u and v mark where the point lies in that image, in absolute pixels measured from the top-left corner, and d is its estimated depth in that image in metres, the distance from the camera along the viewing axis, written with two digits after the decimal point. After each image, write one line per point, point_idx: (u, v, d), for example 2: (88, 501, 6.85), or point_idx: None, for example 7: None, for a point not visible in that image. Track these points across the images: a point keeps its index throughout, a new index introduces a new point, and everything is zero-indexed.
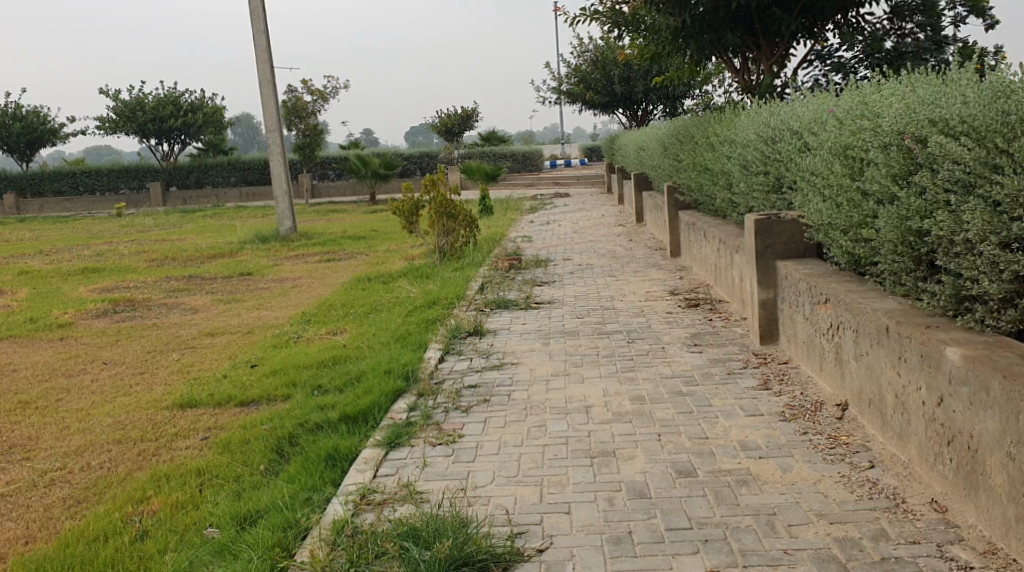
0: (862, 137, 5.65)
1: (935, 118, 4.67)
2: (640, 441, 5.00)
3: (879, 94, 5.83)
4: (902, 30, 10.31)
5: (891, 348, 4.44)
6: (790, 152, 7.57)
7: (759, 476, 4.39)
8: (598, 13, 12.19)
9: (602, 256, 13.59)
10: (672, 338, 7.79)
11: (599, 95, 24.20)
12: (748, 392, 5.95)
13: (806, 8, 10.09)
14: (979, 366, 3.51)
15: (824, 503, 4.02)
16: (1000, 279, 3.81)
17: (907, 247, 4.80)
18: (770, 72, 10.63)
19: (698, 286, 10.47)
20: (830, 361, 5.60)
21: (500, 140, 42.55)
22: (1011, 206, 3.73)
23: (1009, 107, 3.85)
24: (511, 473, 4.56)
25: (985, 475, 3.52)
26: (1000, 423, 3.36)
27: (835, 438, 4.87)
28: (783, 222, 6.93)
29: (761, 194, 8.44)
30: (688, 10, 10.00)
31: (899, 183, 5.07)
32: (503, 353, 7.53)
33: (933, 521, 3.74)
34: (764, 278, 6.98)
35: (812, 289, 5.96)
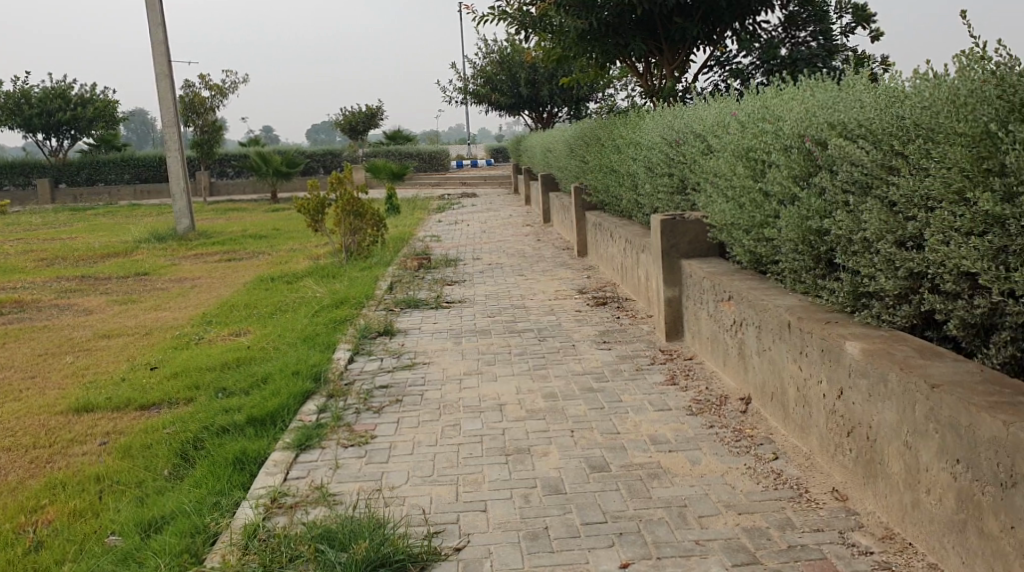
0: (764, 139, 5.84)
1: (833, 121, 4.86)
2: (553, 438, 5.06)
3: (780, 98, 6.03)
4: (796, 39, 10.65)
5: (793, 344, 4.59)
6: (693, 154, 7.76)
7: (669, 469, 4.49)
8: (505, 14, 12.25)
9: (510, 256, 13.67)
10: (582, 336, 7.90)
11: (505, 97, 24.33)
12: (656, 388, 6.08)
13: (706, 14, 10.35)
14: (878, 360, 3.65)
15: (732, 494, 4.14)
16: (896, 276, 3.98)
17: (808, 245, 4.98)
18: (672, 76, 10.89)
19: (605, 285, 10.62)
20: (734, 358, 5.77)
21: (406, 140, 42.33)
22: (906, 206, 3.89)
23: (904, 111, 4.03)
24: (426, 472, 4.56)
25: (884, 464, 3.67)
26: (898, 414, 3.49)
27: (739, 431, 5.03)
28: (688, 222, 7.10)
29: (666, 196, 8.63)
30: (594, 13, 10.14)
31: (799, 185, 5.25)
32: (413, 353, 7.51)
33: (835, 509, 3.89)
34: (670, 277, 7.14)
35: (715, 288, 6.13)
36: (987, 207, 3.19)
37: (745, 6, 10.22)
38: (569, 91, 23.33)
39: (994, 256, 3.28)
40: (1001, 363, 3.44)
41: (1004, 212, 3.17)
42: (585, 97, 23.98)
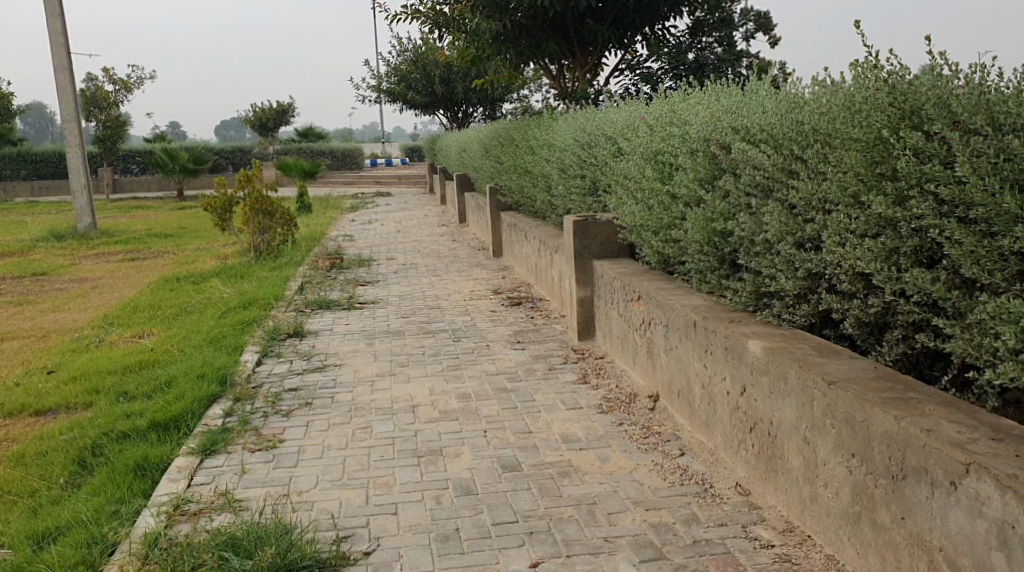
0: (671, 143, 5.96)
1: (737, 126, 4.99)
2: (466, 439, 5.06)
3: (687, 103, 6.16)
4: (702, 44, 10.87)
5: (698, 343, 4.69)
6: (604, 156, 7.85)
7: (579, 467, 4.55)
8: (418, 13, 12.20)
9: (425, 256, 13.63)
10: (495, 336, 7.92)
11: (419, 95, 24.22)
12: (568, 387, 6.14)
13: (617, 19, 10.48)
14: (778, 358, 3.76)
15: (640, 491, 4.21)
16: (795, 276, 4.10)
17: (713, 246, 5.10)
18: (585, 79, 11.01)
19: (520, 285, 10.68)
20: (642, 356, 5.87)
21: (319, 137, 41.81)
22: (805, 209, 4.01)
23: (803, 117, 4.15)
24: (336, 476, 4.51)
25: (784, 459, 3.78)
26: (797, 410, 3.59)
27: (648, 429, 5.12)
28: (599, 223, 7.18)
29: (578, 197, 8.72)
30: (508, 14, 10.16)
31: (705, 187, 5.37)
32: (325, 354, 7.42)
33: (738, 504, 4.00)
34: (582, 277, 7.21)
35: (625, 288, 6.22)
36: (880, 210, 3.30)
37: (655, 12, 10.39)
38: (484, 91, 23.37)
39: (886, 258, 3.40)
40: (894, 360, 3.56)
41: (896, 215, 3.28)
42: (500, 98, 24.06)
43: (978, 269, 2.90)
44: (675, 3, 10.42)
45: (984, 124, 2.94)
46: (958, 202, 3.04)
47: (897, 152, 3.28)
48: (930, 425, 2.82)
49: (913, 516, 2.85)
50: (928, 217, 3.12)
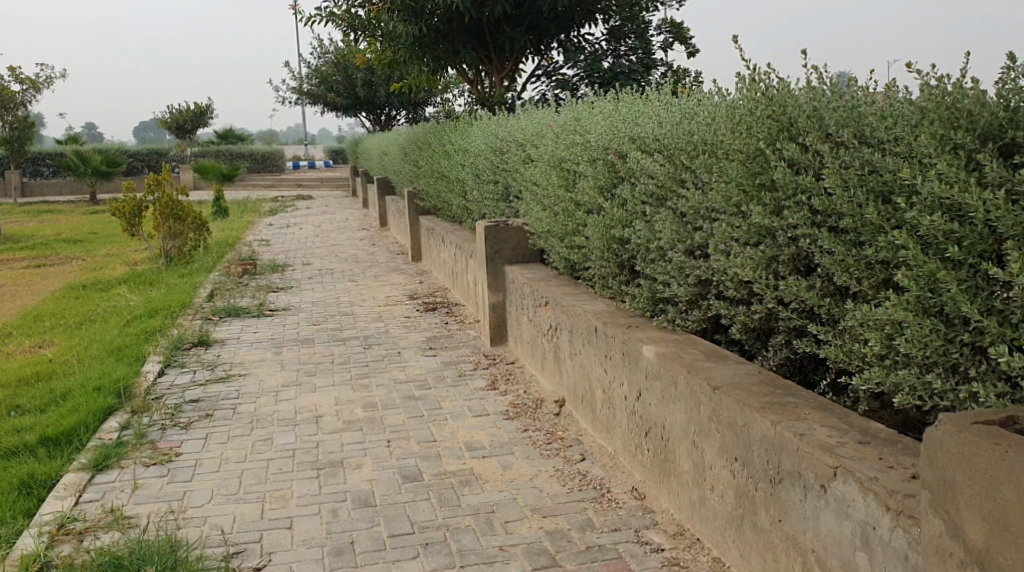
0: (574, 150, 6.02)
1: (635, 136, 5.09)
2: (369, 449, 5.02)
3: (591, 112, 6.24)
4: (617, 52, 11.02)
5: (599, 348, 4.75)
6: (514, 162, 7.88)
7: (480, 475, 4.55)
8: (333, 16, 12.06)
9: (343, 261, 13.51)
10: (408, 343, 7.89)
11: (341, 97, 23.98)
12: (476, 393, 6.15)
13: (532, 25, 10.54)
14: (669, 363, 3.82)
15: (538, 498, 4.24)
16: (687, 282, 4.19)
17: (612, 253, 5.18)
18: (502, 85, 11.05)
19: (436, 290, 10.66)
20: (550, 361, 5.91)
21: (239, 139, 41.07)
22: (695, 217, 4.11)
23: (693, 127, 4.26)
24: (231, 490, 4.43)
25: (676, 463, 3.85)
26: (687, 414, 3.66)
27: (552, 434, 5.16)
28: (510, 228, 7.18)
29: (492, 203, 8.74)
30: (423, 18, 10.12)
31: (605, 195, 5.46)
32: (230, 364, 7.29)
33: (633, 509, 4.06)
34: (493, 282, 7.21)
35: (534, 293, 6.24)
36: (758, 219, 3.41)
37: (570, 20, 10.48)
38: (406, 95, 23.25)
39: (767, 266, 3.51)
40: (778, 364, 3.66)
41: (773, 224, 3.40)
42: (423, 102, 23.98)
43: (848, 278, 3.02)
44: (591, 11, 10.53)
45: (849, 138, 3.07)
46: (829, 212, 3.16)
47: (774, 163, 3.41)
48: (803, 429, 2.91)
49: (788, 519, 2.93)
50: (802, 226, 3.24)
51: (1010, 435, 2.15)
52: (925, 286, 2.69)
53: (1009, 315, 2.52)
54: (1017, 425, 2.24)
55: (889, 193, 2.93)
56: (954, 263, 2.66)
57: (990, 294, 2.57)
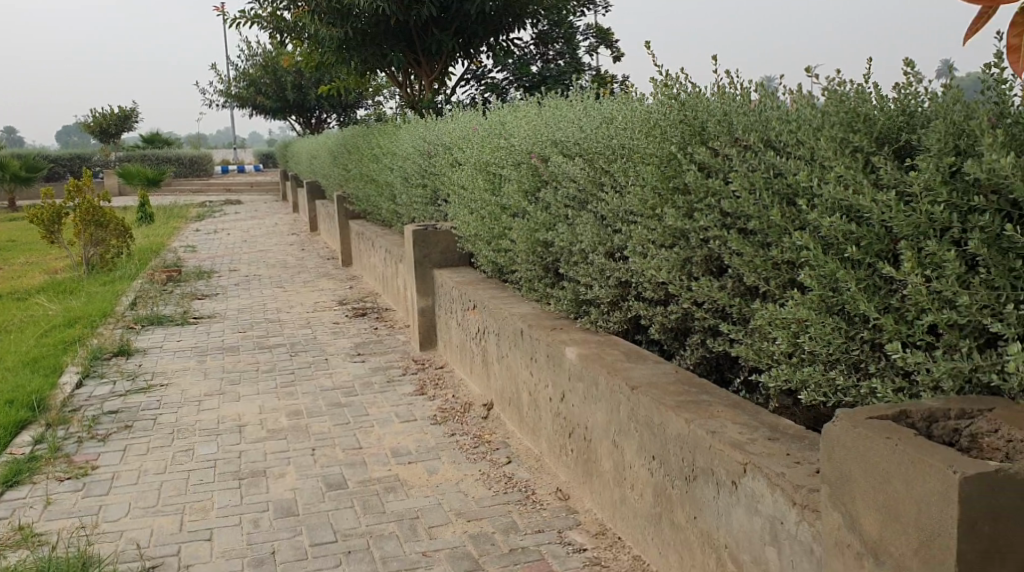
0: (498, 153, 6.06)
1: (556, 140, 5.16)
2: (293, 458, 4.96)
3: (515, 116, 6.29)
4: (545, 56, 11.07)
5: (524, 350, 4.77)
6: (441, 165, 7.86)
7: (405, 481, 4.54)
8: (258, 18, 11.89)
9: (271, 266, 13.33)
10: (336, 349, 7.82)
11: (270, 100, 23.64)
12: (404, 398, 6.12)
13: (460, 29, 10.50)
14: (590, 364, 3.86)
15: (463, 502, 4.24)
16: (608, 284, 4.25)
17: (537, 256, 5.21)
18: (431, 88, 11.01)
19: (366, 295, 10.58)
20: (478, 364, 5.91)
21: (165, 143, 40.27)
22: (614, 220, 4.18)
23: (611, 130, 4.34)
24: (149, 503, 4.34)
25: (598, 463, 3.88)
26: (607, 414, 3.69)
27: (479, 438, 5.17)
28: (438, 232, 7.15)
29: (421, 206, 8.71)
30: (349, 22, 10.04)
31: (529, 198, 5.50)
32: (152, 374, 7.13)
33: (557, 510, 4.09)
34: (422, 287, 7.18)
35: (462, 297, 6.24)
36: (672, 222, 3.49)
37: (497, 24, 10.50)
38: (336, 98, 23.01)
39: (681, 268, 3.59)
40: (695, 363, 3.75)
41: (686, 226, 3.48)
42: (353, 105, 23.76)
43: (756, 278, 3.11)
44: (518, 15, 10.56)
45: (756, 142, 3.17)
46: (738, 214, 3.25)
47: (687, 167, 3.50)
48: (715, 426, 2.97)
49: (703, 516, 3.00)
50: (714, 228, 3.32)
51: (902, 429, 2.24)
52: (827, 286, 2.79)
53: (904, 312, 2.63)
54: (910, 420, 2.34)
55: (794, 195, 3.04)
56: (853, 262, 2.76)
57: (888, 292, 2.68)
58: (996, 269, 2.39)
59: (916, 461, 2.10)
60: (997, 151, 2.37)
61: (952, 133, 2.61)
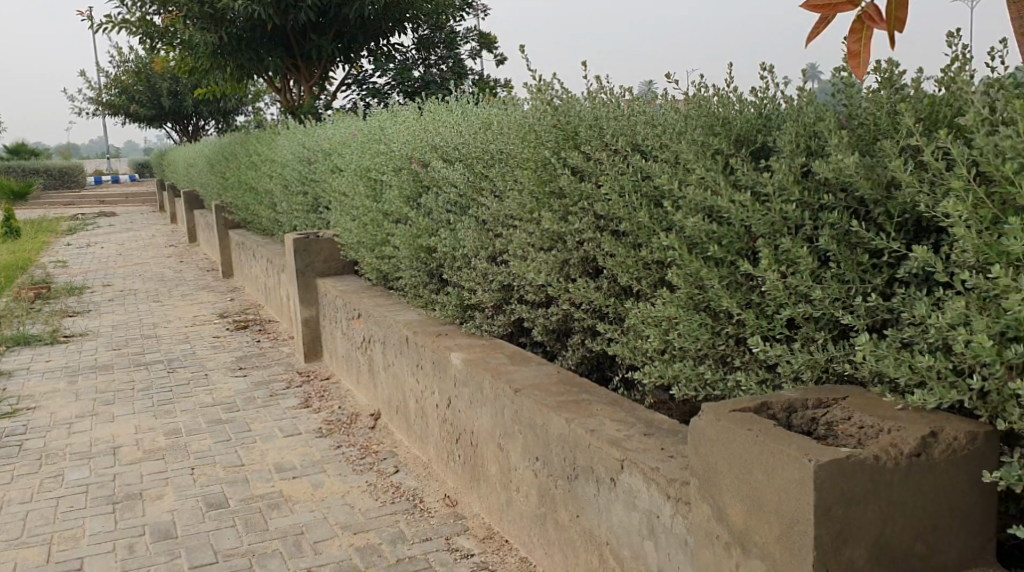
0: (377, 159, 6.02)
1: (436, 145, 5.18)
2: (171, 478, 4.80)
3: (394, 121, 6.27)
4: (427, 60, 10.98)
5: (409, 358, 4.75)
6: (322, 172, 7.73)
7: (289, 497, 4.45)
8: (127, 23, 11.48)
9: (147, 280, 12.86)
10: (216, 364, 7.61)
11: (145, 108, 22.84)
12: (288, 412, 6.00)
13: (339, 33, 10.39)
14: (474, 369, 3.87)
15: (349, 514, 4.19)
16: (491, 288, 4.28)
17: (420, 262, 5.18)
18: (311, 93, 10.81)
19: (248, 307, 10.33)
20: (364, 374, 5.84)
21: (30, 154, 38.48)
22: (494, 224, 4.22)
23: (490, 135, 4.38)
24: (14, 534, 4.13)
25: (484, 467, 3.90)
26: (492, 418, 3.71)
27: (365, 448, 5.11)
28: (321, 240, 7.03)
29: (302, 214, 8.55)
30: (224, 26, 9.85)
31: (411, 204, 5.48)
32: (18, 398, 6.78)
33: (445, 516, 4.08)
34: (305, 297, 7.05)
35: (345, 306, 6.16)
36: (549, 225, 3.55)
37: (377, 28, 10.39)
38: (215, 104, 22.45)
39: (560, 270, 3.64)
40: (577, 363, 3.81)
41: (563, 230, 3.55)
42: (232, 111, 23.18)
43: (629, 278, 3.19)
44: (399, 19, 10.47)
45: (625, 147, 3.27)
46: (612, 217, 3.34)
47: (561, 171, 3.57)
48: (594, 425, 3.02)
49: (585, 514, 3.05)
50: (589, 231, 3.40)
51: (763, 421, 2.33)
52: (694, 284, 2.89)
53: (765, 307, 2.75)
54: (771, 411, 2.44)
55: (662, 197, 3.14)
56: (718, 261, 2.87)
57: (749, 289, 2.79)
58: (846, 263, 2.54)
59: (774, 450, 2.19)
60: (842, 152, 2.52)
61: (803, 135, 2.77)
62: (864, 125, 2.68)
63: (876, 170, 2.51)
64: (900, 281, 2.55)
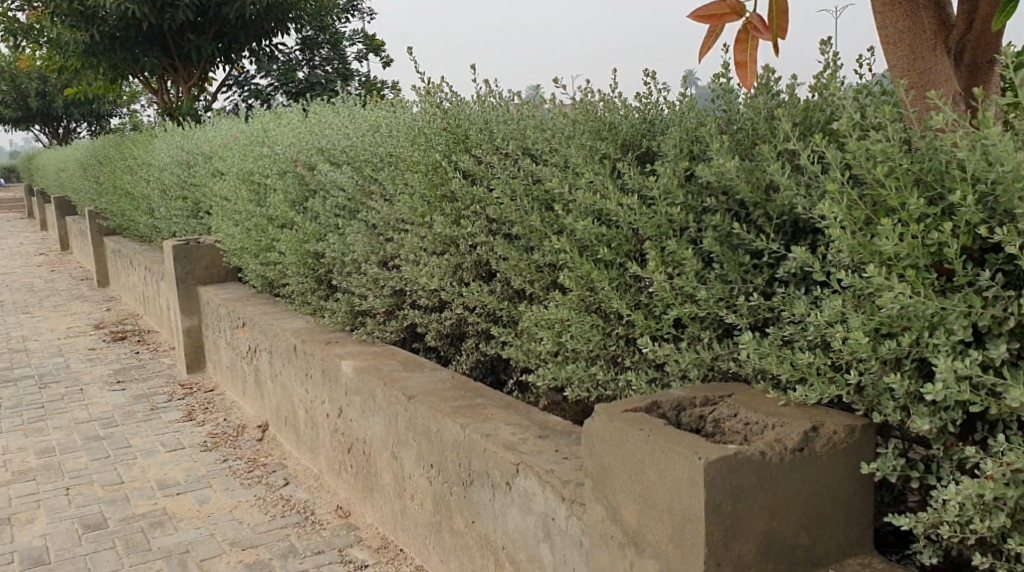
0: (261, 162, 5.89)
1: (323, 147, 5.12)
2: (44, 500, 4.57)
3: (279, 124, 6.16)
4: (312, 62, 10.79)
5: (298, 366, 4.64)
6: (202, 176, 7.49)
7: (173, 514, 4.29)
8: None
9: (15, 291, 12.23)
10: (92, 378, 7.28)
11: (10, 110, 21.76)
12: (171, 426, 5.79)
13: (219, 33, 10.13)
14: (366, 376, 3.81)
15: (237, 530, 4.07)
16: (382, 293, 4.22)
17: (308, 268, 5.08)
18: (190, 94, 10.49)
19: (126, 317, 9.94)
20: (250, 384, 5.69)
21: None
22: (384, 229, 4.18)
23: (379, 139, 4.36)
24: None
25: (377, 476, 3.85)
26: (385, 425, 3.66)
27: (253, 461, 4.97)
28: (202, 247, 6.81)
29: (181, 219, 8.28)
30: (95, 24, 9.41)
31: (296, 209, 5.36)
32: None
33: (337, 528, 4.00)
34: (185, 305, 6.82)
35: (229, 314, 5.98)
36: (440, 229, 3.54)
37: (259, 28, 10.12)
38: (86, 105, 21.58)
39: (452, 275, 3.62)
40: (471, 367, 3.80)
41: (455, 234, 3.54)
42: (106, 113, 22.34)
43: (521, 281, 3.19)
44: (282, 20, 10.18)
45: (515, 150, 3.29)
46: (503, 220, 3.34)
47: (452, 174, 3.56)
48: (488, 430, 3.02)
49: (480, 519, 3.04)
50: (481, 234, 3.41)
51: (654, 420, 2.37)
52: (584, 286, 2.92)
53: (653, 308, 2.80)
54: (660, 410, 2.48)
55: (552, 200, 3.16)
56: (607, 263, 2.91)
57: (637, 290, 2.83)
58: (729, 264, 2.60)
59: (665, 449, 2.23)
60: (724, 156, 2.59)
61: (686, 139, 2.83)
62: (743, 130, 2.77)
63: (755, 173, 2.59)
64: (780, 280, 2.63)
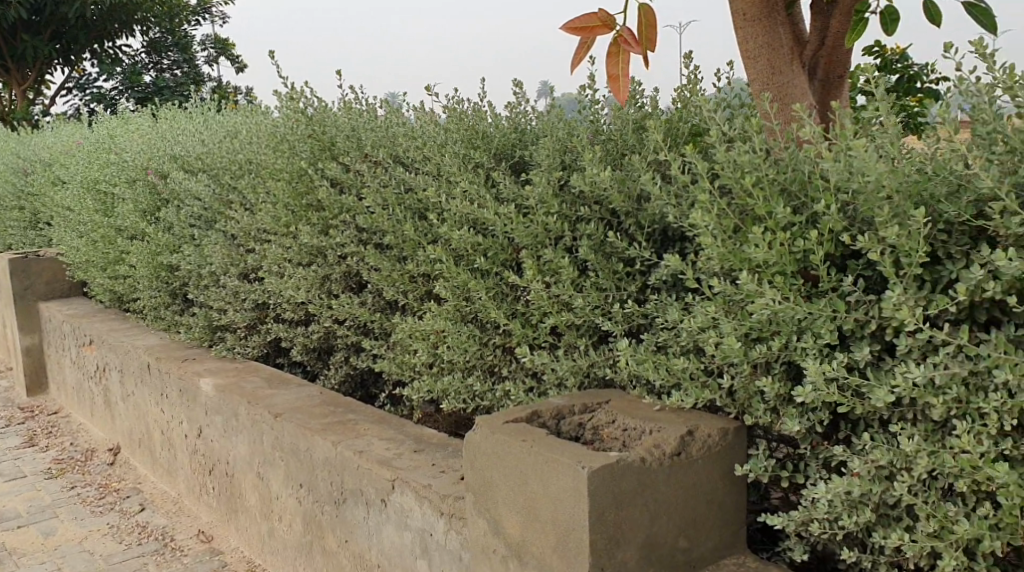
0: (107, 169, 5.58)
1: (176, 154, 4.91)
2: None
3: (127, 130, 5.87)
4: (158, 64, 10.20)
5: (152, 385, 4.40)
6: (40, 185, 7.04)
7: (15, 549, 3.99)
8: None
9: None
10: None
11: None
12: (10, 454, 5.39)
13: (57, 34, 9.66)
14: (227, 394, 3.65)
15: (88, 563, 3.81)
16: (243, 307, 4.04)
17: (160, 282, 4.82)
18: (24, 97, 9.90)
19: None
20: (99, 405, 5.37)
21: None
22: (245, 239, 4.02)
23: (238, 146, 4.21)
24: None
25: (241, 497, 3.68)
26: (249, 444, 3.51)
27: (104, 487, 4.68)
28: (42, 260, 6.39)
29: (16, 230, 7.73)
30: None
31: (147, 219, 5.08)
32: None
33: (199, 554, 3.81)
34: (24, 323, 6.37)
35: (74, 331, 5.64)
36: (307, 239, 3.43)
37: (101, 29, 9.66)
38: None
39: (320, 286, 3.51)
40: (340, 381, 3.69)
41: (322, 244, 3.44)
42: None
43: (394, 292, 3.12)
44: (126, 21, 9.76)
45: (385, 158, 3.23)
46: (374, 230, 3.27)
47: (319, 183, 3.46)
48: (362, 446, 2.93)
49: (355, 538, 2.95)
50: (350, 244, 3.32)
51: (535, 431, 2.35)
52: (459, 296, 2.89)
53: (529, 317, 2.78)
54: (540, 419, 2.46)
55: (424, 210, 3.11)
56: (482, 272, 2.88)
57: (513, 299, 2.81)
58: (604, 272, 2.61)
59: (548, 459, 2.21)
60: (596, 166, 2.61)
61: (558, 149, 2.84)
62: (612, 140, 2.80)
63: (627, 183, 2.62)
64: (653, 288, 2.66)
